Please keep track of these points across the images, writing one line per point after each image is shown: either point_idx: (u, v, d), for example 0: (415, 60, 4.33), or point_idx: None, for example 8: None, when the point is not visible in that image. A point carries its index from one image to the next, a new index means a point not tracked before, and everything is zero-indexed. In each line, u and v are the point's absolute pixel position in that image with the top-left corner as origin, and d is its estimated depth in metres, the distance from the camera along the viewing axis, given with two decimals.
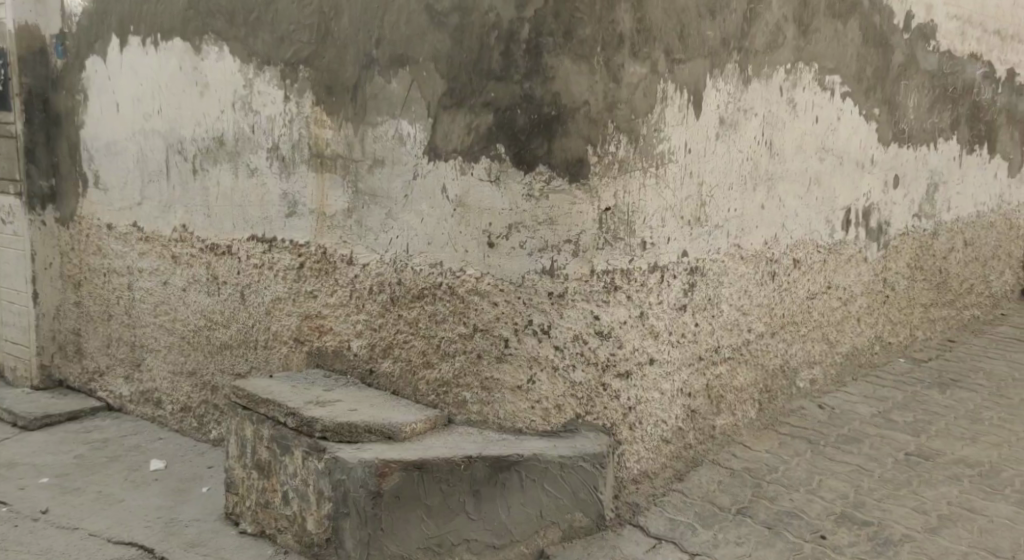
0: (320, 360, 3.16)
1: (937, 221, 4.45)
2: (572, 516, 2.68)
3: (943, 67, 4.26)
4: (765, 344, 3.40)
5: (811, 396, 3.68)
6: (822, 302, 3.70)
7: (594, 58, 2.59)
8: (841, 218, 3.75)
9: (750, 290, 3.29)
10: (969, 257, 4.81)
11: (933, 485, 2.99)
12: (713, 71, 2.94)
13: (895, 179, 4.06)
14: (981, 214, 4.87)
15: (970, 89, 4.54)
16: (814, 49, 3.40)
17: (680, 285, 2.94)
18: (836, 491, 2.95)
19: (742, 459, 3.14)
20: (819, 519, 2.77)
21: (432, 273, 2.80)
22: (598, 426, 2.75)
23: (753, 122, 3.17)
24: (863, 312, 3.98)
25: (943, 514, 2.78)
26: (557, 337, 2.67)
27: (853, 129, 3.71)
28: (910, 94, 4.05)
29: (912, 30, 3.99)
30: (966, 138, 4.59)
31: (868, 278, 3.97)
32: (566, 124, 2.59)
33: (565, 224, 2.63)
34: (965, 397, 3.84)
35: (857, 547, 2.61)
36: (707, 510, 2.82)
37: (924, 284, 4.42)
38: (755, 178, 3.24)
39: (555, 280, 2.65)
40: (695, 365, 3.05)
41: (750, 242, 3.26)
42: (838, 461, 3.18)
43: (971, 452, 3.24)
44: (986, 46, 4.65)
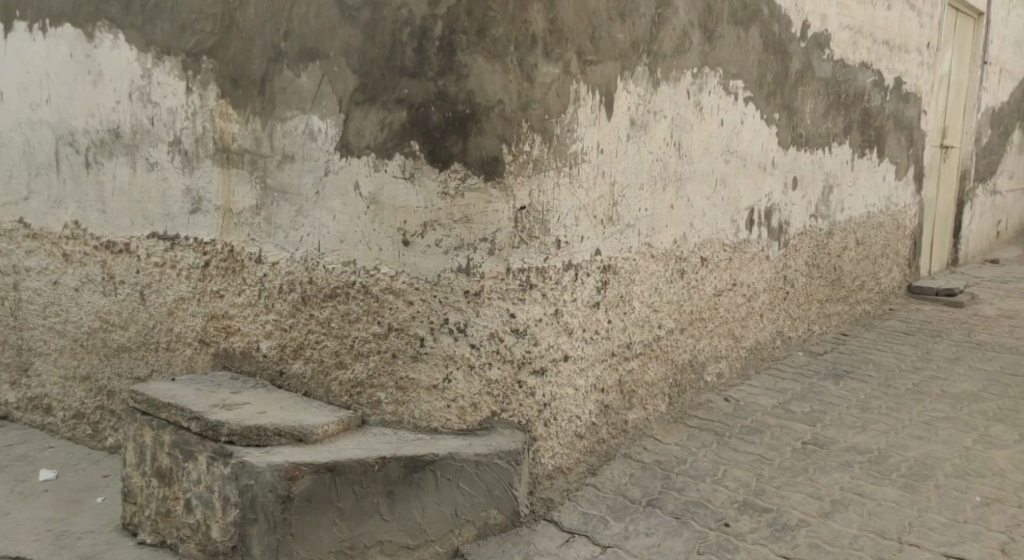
0: (227, 362, 3.05)
1: (832, 222, 4.69)
2: (487, 514, 2.69)
3: (837, 75, 4.49)
4: (675, 340, 3.51)
5: (717, 389, 3.84)
6: (728, 299, 3.84)
7: (508, 57, 2.61)
8: (745, 218, 3.90)
9: (661, 288, 3.39)
10: (861, 255, 5.11)
11: (828, 472, 3.15)
12: (624, 73, 3.00)
13: (794, 181, 4.25)
14: (871, 214, 5.16)
15: (861, 96, 4.80)
16: (718, 55, 3.52)
17: (594, 283, 3.00)
18: (740, 480, 3.07)
19: (652, 452, 3.24)
20: (723, 508, 2.88)
21: (345, 272, 2.75)
22: (514, 423, 2.77)
23: (662, 123, 3.25)
24: (766, 308, 4.16)
25: (836, 499, 2.94)
26: (473, 335, 2.69)
27: (755, 132, 3.86)
28: (807, 100, 4.25)
29: (808, 39, 4.18)
30: (858, 143, 4.86)
31: (770, 275, 4.15)
32: (481, 122, 2.61)
33: (481, 223, 2.65)
34: (857, 387, 4.07)
35: (757, 533, 2.73)
36: (618, 503, 2.89)
37: (820, 281, 4.66)
38: (665, 179, 3.33)
39: (471, 278, 2.67)
40: (608, 361, 3.12)
41: (660, 240, 3.36)
42: (741, 451, 3.30)
43: (862, 440, 3.43)
44: (876, 55, 4.92)
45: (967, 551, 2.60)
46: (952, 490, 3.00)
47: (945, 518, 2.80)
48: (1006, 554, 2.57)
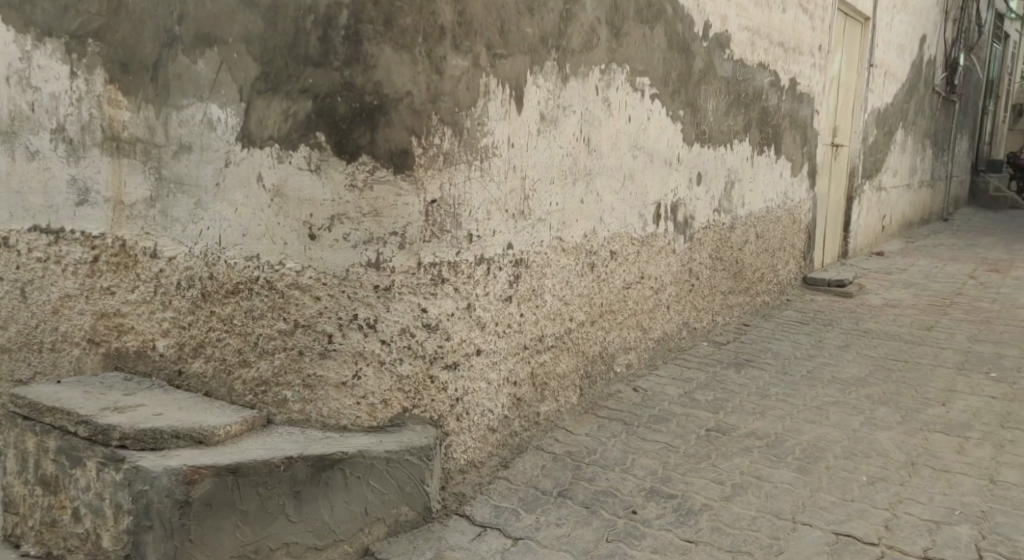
0: (120, 362, 2.90)
1: (733, 217, 4.86)
2: (398, 511, 2.64)
3: (736, 75, 4.64)
4: (586, 332, 3.56)
5: (626, 380, 3.93)
6: (637, 291, 3.93)
7: (416, 49, 2.57)
8: (652, 212, 3.99)
9: (572, 281, 3.43)
10: (760, 248, 5.32)
11: (729, 457, 3.26)
12: (534, 67, 3.01)
13: (697, 176, 4.37)
14: (769, 209, 5.38)
15: (759, 95, 4.99)
16: (625, 52, 3.58)
17: (506, 277, 3.01)
18: (647, 468, 3.14)
19: (563, 444, 3.28)
20: (631, 496, 2.94)
21: (247, 267, 2.65)
22: (425, 419, 2.75)
23: (572, 119, 3.28)
24: (673, 300, 4.28)
25: (737, 483, 3.05)
26: (384, 331, 2.64)
27: (660, 129, 3.95)
28: (709, 99, 4.38)
29: (710, 39, 4.30)
30: (757, 141, 5.05)
31: (676, 268, 4.26)
32: (389, 114, 2.56)
33: (391, 216, 2.61)
34: (757, 375, 4.24)
35: (663, 518, 2.80)
36: (530, 494, 2.91)
37: (723, 273, 4.83)
38: (575, 174, 3.37)
39: (381, 273, 2.62)
40: (520, 354, 3.14)
41: (571, 234, 3.39)
42: (649, 440, 3.38)
43: (762, 426, 3.58)
44: (772, 56, 5.11)
45: (854, 528, 2.74)
46: (842, 470, 3.16)
47: (836, 498, 2.94)
48: (888, 529, 2.73)
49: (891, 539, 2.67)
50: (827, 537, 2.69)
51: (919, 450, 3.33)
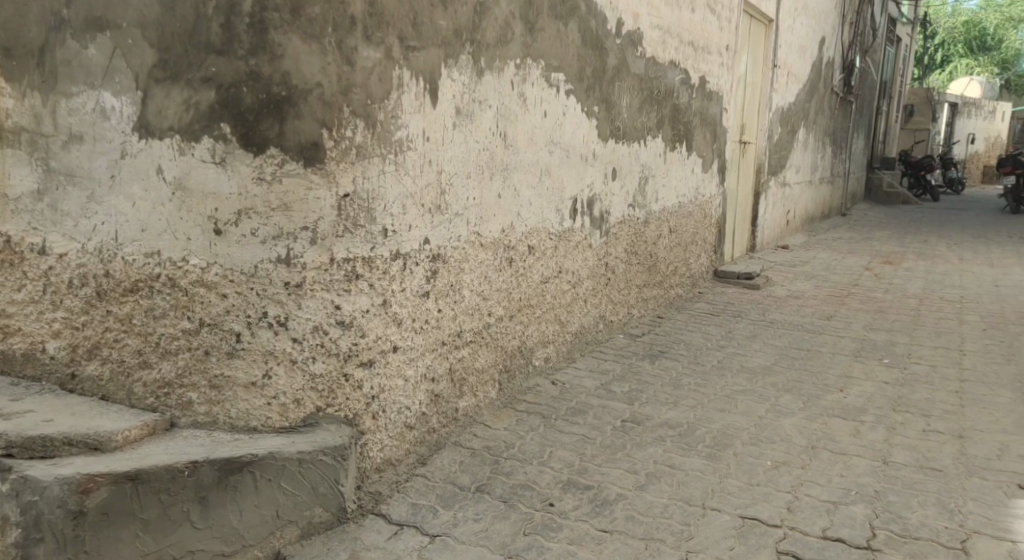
0: (3, 366, 2.60)
1: (648, 211, 4.95)
2: (311, 512, 2.58)
3: (649, 72, 4.72)
4: (505, 326, 3.57)
5: (545, 373, 3.96)
6: (555, 285, 3.95)
7: (326, 39, 2.51)
8: (569, 207, 4.02)
9: (490, 276, 3.42)
10: (673, 242, 5.44)
11: (643, 447, 3.32)
12: (448, 61, 2.98)
13: (613, 171, 4.43)
14: (682, 204, 5.50)
15: (671, 93, 5.08)
16: (539, 47, 3.59)
17: (422, 272, 2.98)
18: (564, 461, 3.17)
19: (482, 439, 3.27)
20: (548, 488, 2.95)
21: (147, 264, 2.52)
22: (339, 418, 2.69)
23: (488, 113, 3.27)
24: (589, 294, 4.33)
25: (650, 472, 3.11)
26: (295, 328, 2.58)
27: (576, 124, 3.98)
28: (623, 95, 4.44)
29: (623, 36, 4.36)
30: (669, 137, 5.15)
31: (592, 262, 4.31)
32: (298, 106, 2.50)
33: (301, 211, 2.55)
34: (670, 365, 4.34)
35: (579, 510, 2.82)
36: (448, 491, 2.89)
37: (638, 266, 4.91)
38: (492, 169, 3.36)
39: (291, 269, 2.56)
40: (437, 350, 3.11)
41: (489, 229, 3.38)
42: (566, 432, 3.41)
43: (675, 415, 3.66)
44: (683, 54, 5.22)
45: (760, 511, 2.83)
46: (748, 456, 3.26)
47: (743, 483, 3.03)
48: (791, 511, 2.83)
49: (793, 521, 2.77)
50: (735, 521, 2.77)
51: (819, 434, 3.47)
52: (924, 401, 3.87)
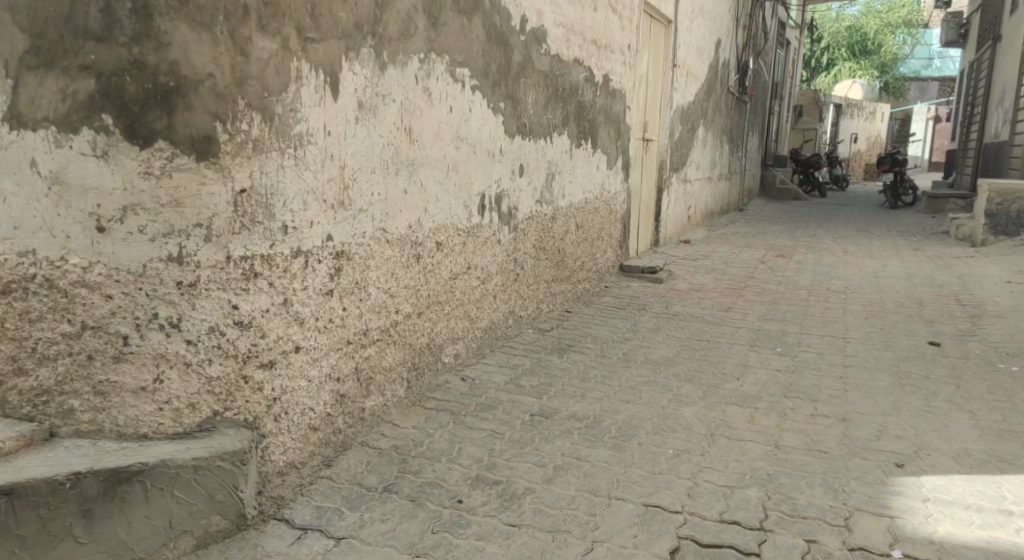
0: None
1: (555, 207, 4.99)
2: (207, 521, 2.48)
3: (554, 69, 4.75)
4: (412, 324, 3.53)
5: (454, 370, 3.95)
6: (463, 281, 3.94)
7: (217, 28, 2.43)
8: (477, 203, 4.01)
9: (397, 273, 3.37)
10: (580, 237, 5.51)
11: (551, 440, 3.35)
12: (348, 53, 2.92)
13: (520, 168, 4.45)
14: (588, 200, 5.58)
15: (575, 90, 5.14)
16: (443, 42, 3.55)
17: (326, 270, 2.91)
18: (473, 457, 3.15)
19: (389, 438, 3.23)
20: (457, 485, 2.93)
21: (21, 263, 2.30)
22: (238, 421, 2.62)
23: (392, 107, 3.22)
24: (499, 289, 4.34)
25: (557, 465, 3.13)
26: (189, 330, 2.49)
27: (482, 120, 3.97)
28: (528, 92, 4.46)
29: (527, 33, 4.37)
30: (574, 134, 5.22)
31: (501, 257, 4.32)
32: (188, 97, 2.41)
33: (192, 207, 2.46)
34: (578, 359, 4.40)
35: (488, 505, 2.82)
36: (354, 492, 2.83)
37: (546, 262, 4.95)
38: (397, 164, 3.31)
39: (184, 268, 2.47)
40: (342, 349, 3.06)
41: (395, 226, 3.33)
42: (475, 428, 3.40)
43: (582, 408, 3.70)
44: (586, 52, 5.28)
45: (661, 498, 2.90)
46: (651, 445, 3.33)
47: (645, 472, 3.10)
48: (690, 497, 2.91)
49: (692, 506, 2.85)
50: (639, 509, 2.83)
51: (717, 422, 3.59)
52: (813, 387, 4.05)
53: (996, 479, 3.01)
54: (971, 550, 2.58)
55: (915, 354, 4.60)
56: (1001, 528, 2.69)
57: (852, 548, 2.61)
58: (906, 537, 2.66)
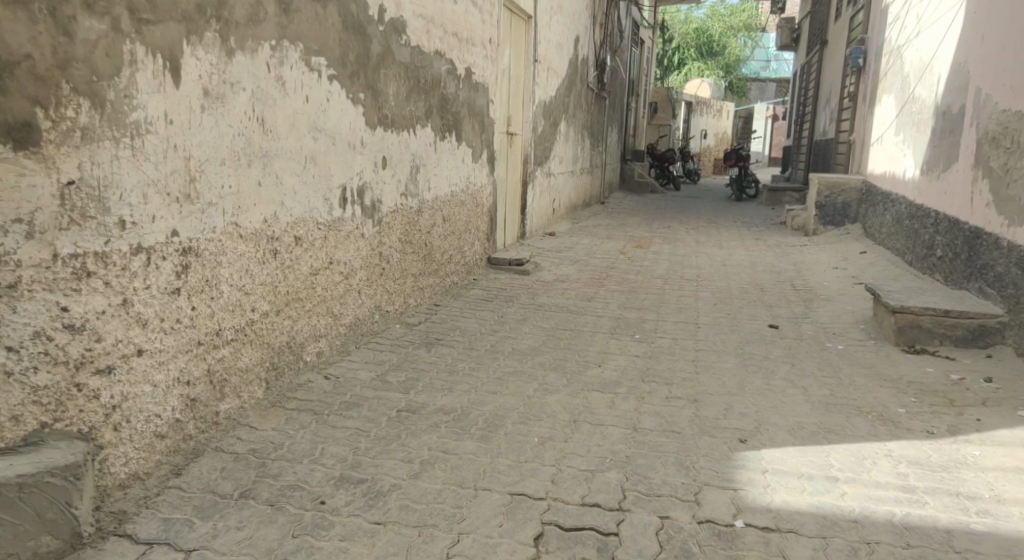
0: None
1: (420, 200, 4.94)
2: (37, 542, 2.32)
3: (414, 60, 4.69)
4: (270, 322, 3.38)
5: (317, 368, 3.82)
6: (325, 277, 3.82)
7: (34, 5, 2.24)
8: (338, 196, 3.90)
9: (252, 269, 3.22)
10: (447, 230, 5.48)
11: (417, 435, 3.30)
12: (190, 37, 2.76)
13: (382, 160, 4.36)
14: (454, 192, 5.55)
15: (437, 83, 5.09)
16: (296, 29, 3.42)
17: (171, 268, 2.75)
18: (337, 456, 3.06)
19: (246, 442, 3.08)
20: (319, 486, 2.84)
21: None
22: (71, 433, 2.43)
23: (241, 96, 3.07)
24: (363, 285, 4.24)
25: (424, 459, 3.10)
26: (9, 336, 2.26)
27: (341, 110, 3.86)
28: (389, 83, 4.36)
29: (386, 23, 4.28)
30: (438, 127, 5.17)
31: (365, 252, 4.23)
32: (2, 80, 2.19)
33: (10, 201, 2.24)
34: (446, 352, 4.37)
35: (352, 505, 2.75)
36: (207, 501, 2.69)
37: (412, 255, 4.89)
38: (249, 155, 3.16)
39: (2, 268, 2.24)
40: (192, 351, 2.90)
41: (249, 220, 3.18)
42: (338, 427, 3.30)
43: (449, 401, 3.68)
44: (447, 45, 5.24)
45: (526, 486, 2.93)
46: (517, 434, 3.36)
47: (511, 461, 3.12)
48: (554, 483, 2.95)
49: (555, 492, 2.89)
50: (504, 499, 2.84)
51: (580, 409, 3.66)
52: (667, 370, 4.22)
53: (825, 448, 3.24)
54: (803, 514, 2.76)
55: (756, 336, 4.89)
56: (829, 493, 2.89)
57: (701, 521, 2.73)
58: (748, 507, 2.81)
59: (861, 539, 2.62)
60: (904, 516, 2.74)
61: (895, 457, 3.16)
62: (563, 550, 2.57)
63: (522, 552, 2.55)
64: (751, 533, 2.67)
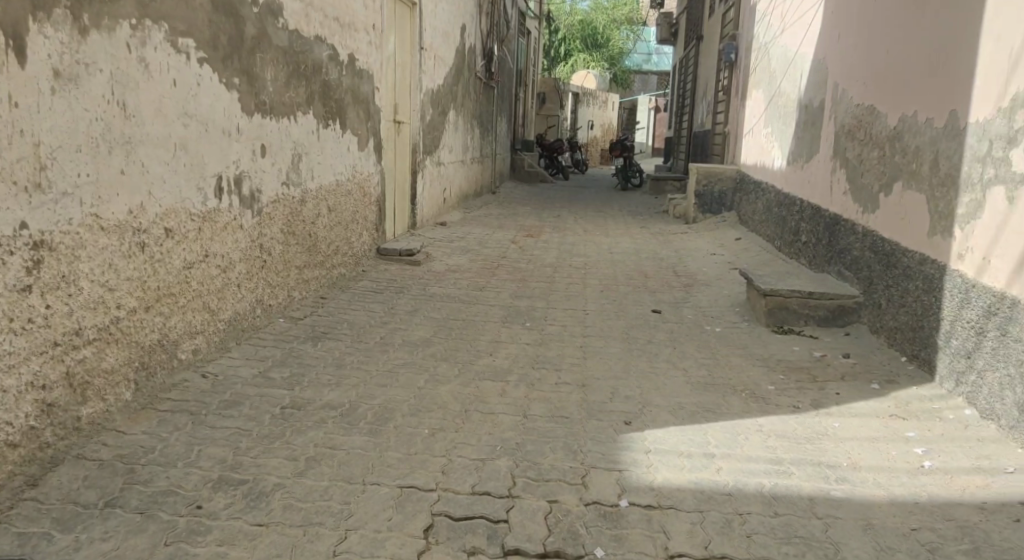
0: None
1: (303, 189, 4.79)
2: None
3: (293, 44, 4.53)
4: (138, 320, 3.20)
5: (194, 367, 3.64)
6: (200, 270, 3.64)
7: None
8: (212, 185, 3.72)
9: (116, 264, 3.03)
10: (332, 221, 5.34)
11: (303, 432, 3.20)
12: (37, 13, 2.57)
13: (261, 148, 4.19)
14: (339, 182, 5.42)
15: (318, 68, 4.94)
16: (161, 8, 3.23)
17: (21, 263, 2.57)
18: (215, 458, 2.93)
19: (113, 447, 2.90)
20: (195, 490, 2.71)
21: None
22: None
23: (99, 78, 2.88)
24: (243, 278, 4.07)
25: (310, 457, 3.01)
26: None
27: (213, 95, 3.68)
28: (266, 67, 4.20)
29: (261, 5, 4.11)
30: (320, 114, 5.02)
31: (244, 245, 4.06)
32: None
33: None
34: (332, 346, 4.26)
35: (231, 507, 2.64)
36: (68, 512, 2.52)
37: (296, 247, 4.74)
38: (110, 142, 2.98)
39: None
40: (48, 352, 2.72)
41: (111, 211, 3.00)
42: (216, 427, 3.16)
43: (336, 396, 3.59)
44: (328, 30, 5.10)
45: (416, 479, 2.90)
46: (407, 427, 3.32)
47: (402, 454, 3.08)
48: (444, 474, 2.93)
49: (445, 483, 2.87)
50: (393, 492, 2.80)
51: (470, 398, 3.65)
52: (556, 357, 4.27)
53: (703, 427, 3.37)
54: (682, 491, 2.85)
55: (641, 321, 5.02)
56: (705, 469, 3.00)
57: (587, 503, 2.78)
58: (632, 486, 2.88)
59: (735, 511, 2.74)
60: (773, 487, 2.88)
61: (765, 432, 3.32)
62: (452, 541, 2.55)
63: (411, 546, 2.51)
64: (634, 512, 2.73)
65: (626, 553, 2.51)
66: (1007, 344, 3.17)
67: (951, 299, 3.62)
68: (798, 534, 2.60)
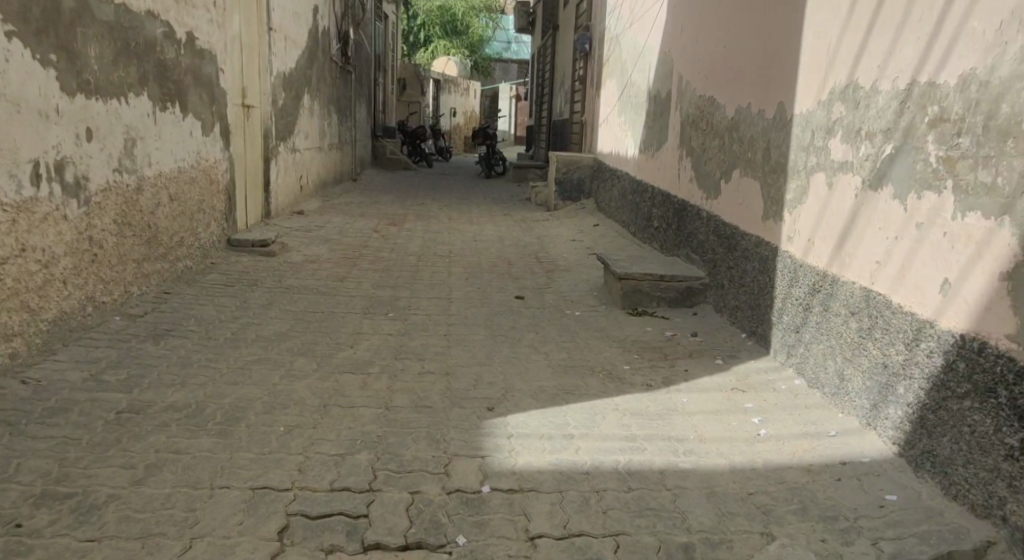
0: None
1: (139, 176, 4.47)
2: None
3: (121, 19, 4.20)
4: None
5: (13, 372, 3.33)
6: (16, 267, 3.33)
7: None
8: (28, 171, 3.41)
9: None
10: (175, 210, 5.03)
11: (143, 437, 2.99)
12: None
13: (86, 131, 3.88)
14: (181, 169, 5.10)
15: (152, 46, 4.62)
16: None
17: None
18: (37, 471, 2.69)
19: None
20: (13, 508, 2.48)
21: None
22: None
23: None
24: (69, 274, 3.76)
25: (150, 463, 2.81)
26: None
27: (26, 73, 3.36)
28: (90, 43, 3.88)
29: None
30: (156, 96, 4.70)
31: (70, 237, 3.75)
32: None
33: None
34: (177, 344, 4.01)
35: (57, 523, 2.43)
36: None
37: (133, 239, 4.42)
38: None
39: None
40: None
41: None
42: (39, 438, 2.90)
43: (179, 396, 3.37)
44: (162, 6, 4.77)
45: (270, 479, 2.77)
46: (261, 425, 3.17)
47: (254, 454, 2.94)
48: (301, 472, 2.82)
49: (301, 481, 2.77)
50: (244, 495, 2.66)
51: (330, 393, 3.53)
52: (420, 347, 4.21)
53: (563, 408, 3.42)
54: (543, 473, 2.88)
55: (504, 307, 5.04)
56: (565, 450, 3.05)
57: (450, 492, 2.75)
58: (493, 472, 2.88)
59: (592, 488, 2.79)
60: (627, 463, 2.96)
61: (620, 410, 3.42)
62: (309, 541, 2.45)
63: (263, 550, 2.40)
64: (496, 497, 2.73)
65: (487, 539, 2.50)
66: (829, 318, 3.40)
67: (783, 278, 3.84)
68: (649, 507, 2.68)
